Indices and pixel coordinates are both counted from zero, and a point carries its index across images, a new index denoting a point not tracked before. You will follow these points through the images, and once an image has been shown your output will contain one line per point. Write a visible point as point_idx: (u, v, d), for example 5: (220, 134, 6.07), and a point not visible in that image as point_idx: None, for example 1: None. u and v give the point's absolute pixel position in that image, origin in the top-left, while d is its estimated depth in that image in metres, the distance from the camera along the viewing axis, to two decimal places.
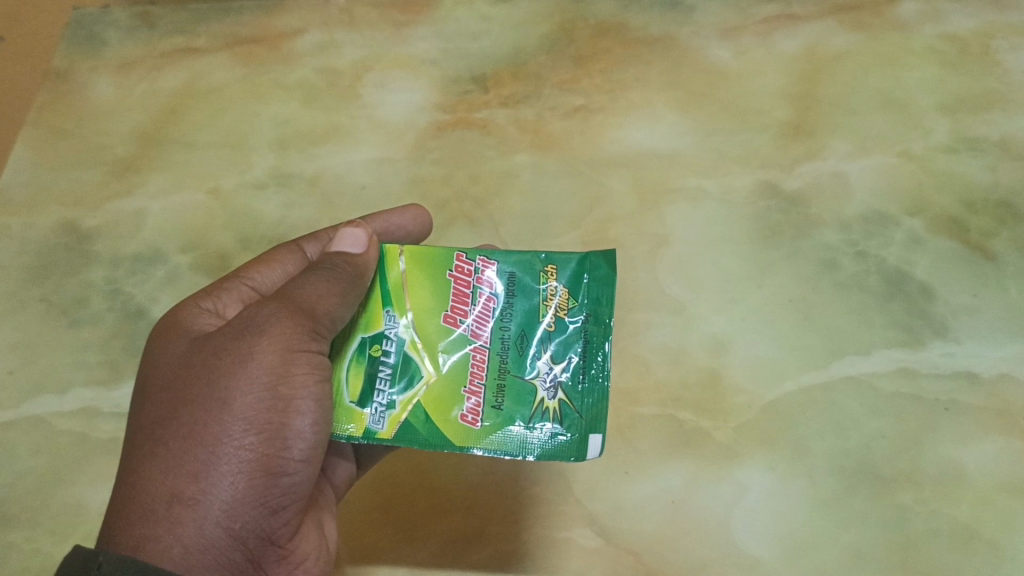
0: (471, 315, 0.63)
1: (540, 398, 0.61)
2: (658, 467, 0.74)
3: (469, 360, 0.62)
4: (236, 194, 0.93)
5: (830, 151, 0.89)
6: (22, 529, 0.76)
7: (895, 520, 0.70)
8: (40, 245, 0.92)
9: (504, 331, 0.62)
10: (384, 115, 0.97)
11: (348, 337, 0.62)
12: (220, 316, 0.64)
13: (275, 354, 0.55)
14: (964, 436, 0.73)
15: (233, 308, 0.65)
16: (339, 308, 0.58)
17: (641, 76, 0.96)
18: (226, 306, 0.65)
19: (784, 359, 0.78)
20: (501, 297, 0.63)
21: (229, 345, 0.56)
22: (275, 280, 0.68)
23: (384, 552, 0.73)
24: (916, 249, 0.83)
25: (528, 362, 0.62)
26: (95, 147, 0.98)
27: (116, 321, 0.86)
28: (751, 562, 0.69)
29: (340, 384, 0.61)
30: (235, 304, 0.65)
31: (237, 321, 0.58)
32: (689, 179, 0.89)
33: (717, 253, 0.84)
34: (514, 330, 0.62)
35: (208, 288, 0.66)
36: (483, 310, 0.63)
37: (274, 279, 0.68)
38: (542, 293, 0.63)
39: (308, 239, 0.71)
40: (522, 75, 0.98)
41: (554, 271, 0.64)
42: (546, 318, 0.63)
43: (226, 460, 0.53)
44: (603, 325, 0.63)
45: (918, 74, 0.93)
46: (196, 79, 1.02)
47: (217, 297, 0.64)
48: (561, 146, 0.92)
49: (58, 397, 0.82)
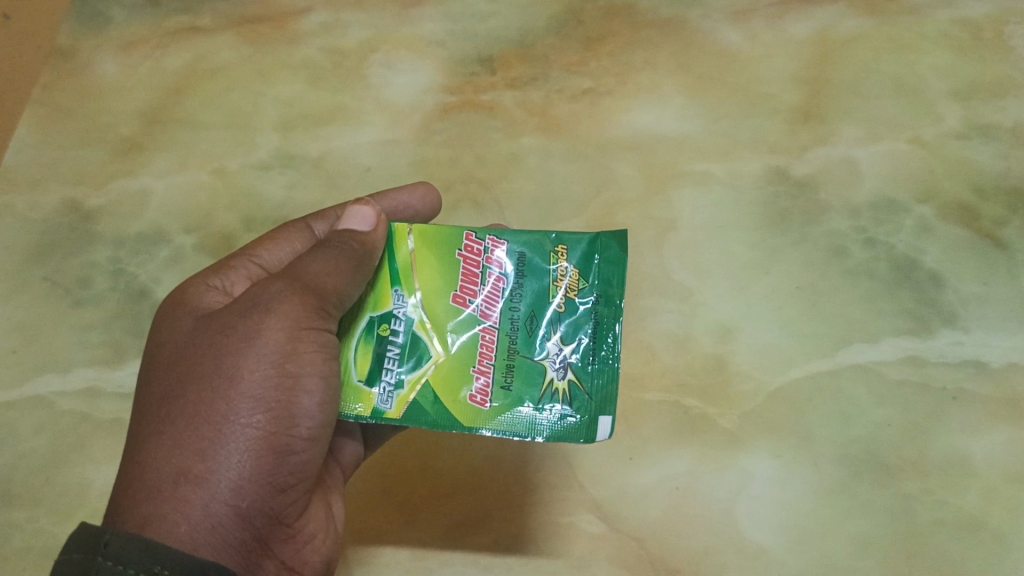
0: (479, 295, 0.62)
1: (549, 378, 0.60)
2: (662, 453, 0.73)
3: (478, 340, 0.61)
4: (240, 174, 0.93)
5: (840, 137, 0.88)
6: (24, 509, 0.76)
7: (900, 509, 0.70)
8: (43, 223, 0.92)
9: (514, 311, 0.62)
10: (391, 96, 0.96)
11: (356, 317, 0.61)
12: (226, 294, 0.63)
13: (282, 332, 0.55)
14: (973, 426, 0.72)
15: (239, 286, 0.65)
16: (347, 287, 0.58)
17: (650, 59, 0.95)
18: (233, 284, 0.64)
19: (792, 346, 0.77)
20: (511, 277, 0.63)
21: (236, 322, 0.56)
22: (281, 258, 0.67)
23: (388, 536, 0.73)
24: (926, 236, 0.82)
25: (537, 342, 0.61)
26: (99, 127, 0.98)
27: (119, 302, 0.86)
28: (754, 550, 0.69)
29: (347, 362, 0.60)
30: (241, 282, 0.65)
31: (244, 298, 0.57)
32: (697, 164, 0.88)
33: (725, 238, 0.83)
34: (523, 310, 0.62)
35: (214, 265, 0.66)
36: (494, 288, 0.62)
37: (280, 257, 0.67)
38: (553, 274, 0.63)
39: (315, 218, 0.70)
40: (529, 57, 0.97)
41: (564, 251, 0.63)
42: (556, 298, 0.62)
43: (234, 438, 0.53)
44: (613, 306, 0.62)
45: (930, 59, 0.92)
46: (201, 58, 1.01)
47: (223, 275, 0.64)
48: (569, 129, 0.92)
49: (60, 377, 0.82)
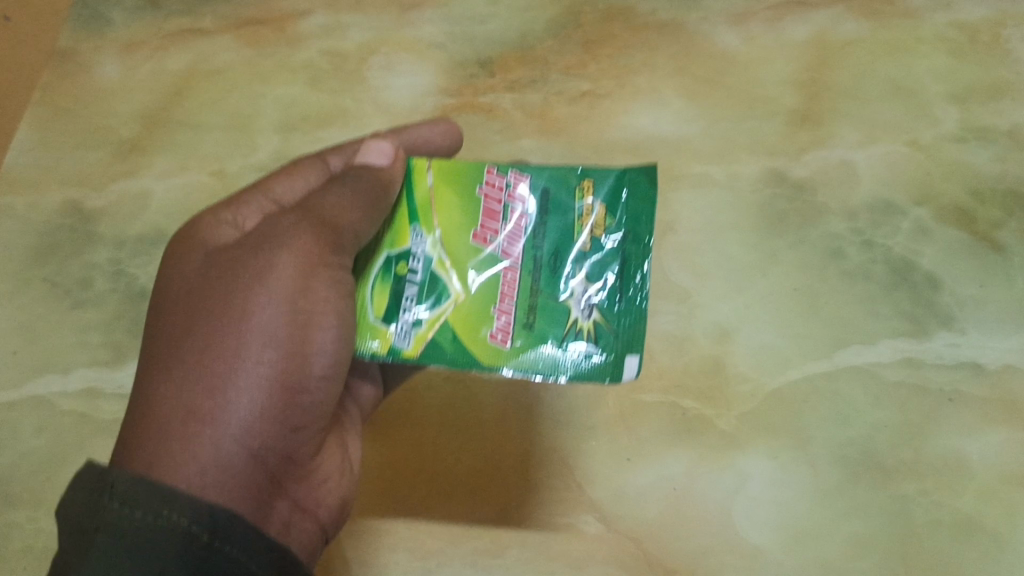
0: (501, 229, 0.62)
1: (573, 316, 0.61)
2: (659, 453, 0.74)
3: (499, 276, 0.62)
4: (241, 176, 0.93)
5: (839, 139, 0.88)
6: (25, 508, 0.76)
7: (896, 510, 0.70)
8: (44, 224, 0.92)
9: (537, 249, 0.63)
10: (390, 98, 0.96)
11: (375, 254, 0.62)
12: (238, 227, 0.62)
13: (297, 267, 0.56)
14: (969, 427, 0.73)
15: (252, 217, 0.63)
16: (363, 223, 0.58)
17: (648, 61, 0.95)
18: (245, 218, 0.63)
19: (789, 346, 0.78)
20: (536, 212, 0.63)
21: (249, 256, 0.57)
22: (297, 189, 0.67)
23: (387, 536, 0.73)
24: (923, 238, 0.82)
25: (560, 281, 0.62)
26: (100, 128, 0.98)
27: (119, 303, 0.86)
28: (750, 550, 0.69)
29: (364, 300, 0.61)
30: (254, 214, 0.64)
31: (256, 233, 0.58)
32: (695, 166, 0.88)
33: (723, 240, 0.84)
34: (548, 245, 0.63)
35: (229, 198, 0.65)
36: (518, 225, 0.63)
37: (294, 190, 0.66)
38: (579, 209, 0.63)
39: (333, 152, 0.70)
40: (528, 59, 0.97)
41: (590, 185, 0.63)
42: (582, 233, 0.63)
43: (245, 376, 0.54)
44: (637, 243, 0.63)
45: (929, 62, 0.92)
46: (202, 60, 1.01)
47: (235, 209, 0.63)
48: (568, 132, 0.92)
49: (61, 377, 0.82)
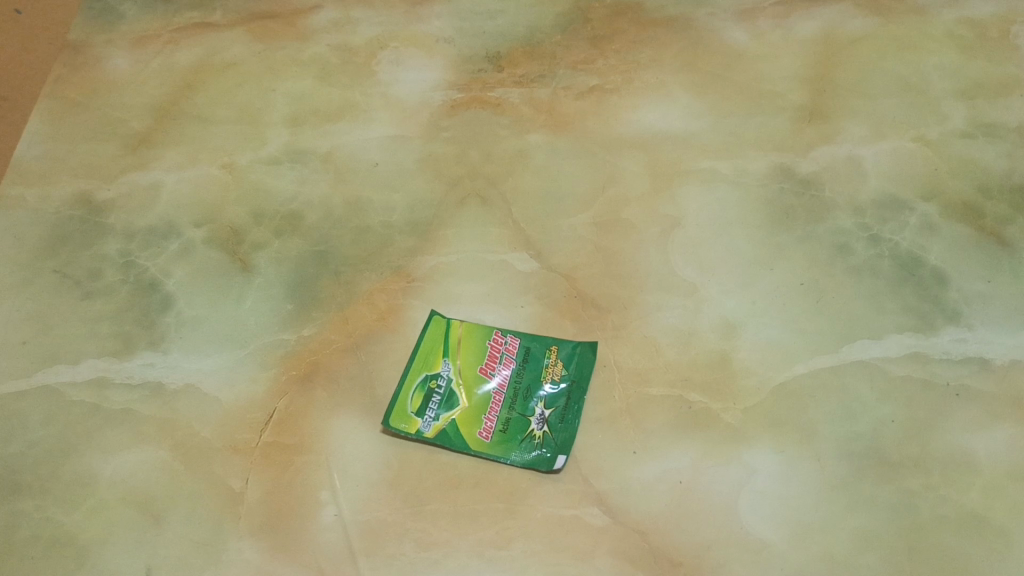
0: (500, 370, 0.77)
1: (531, 429, 0.75)
2: (665, 448, 0.74)
3: (490, 397, 0.76)
4: (249, 169, 0.93)
5: (845, 135, 0.89)
6: (32, 497, 0.75)
7: (903, 505, 0.70)
8: (53, 215, 0.92)
9: (518, 385, 0.77)
10: (399, 92, 0.97)
11: (410, 380, 0.77)
12: None
13: None
14: (975, 423, 0.73)
15: None
16: None
17: (656, 58, 0.96)
18: None
19: (795, 342, 0.78)
20: (516, 363, 0.78)
21: None
22: None
23: (393, 527, 0.72)
24: (931, 234, 0.83)
25: (530, 402, 0.76)
26: (110, 121, 0.98)
27: (129, 294, 0.86)
28: (757, 544, 0.69)
29: (404, 400, 0.76)
30: None
31: None
32: (702, 162, 0.89)
33: (730, 235, 0.84)
34: (523, 386, 0.77)
35: None
36: (506, 374, 0.77)
37: None
38: (545, 364, 0.77)
39: None
40: (537, 55, 0.98)
41: (555, 350, 0.78)
42: (546, 383, 0.77)
43: None
44: (587, 391, 0.76)
45: (936, 59, 0.94)
46: (212, 54, 1.02)
47: None
48: (577, 127, 0.92)
49: (70, 368, 0.82)
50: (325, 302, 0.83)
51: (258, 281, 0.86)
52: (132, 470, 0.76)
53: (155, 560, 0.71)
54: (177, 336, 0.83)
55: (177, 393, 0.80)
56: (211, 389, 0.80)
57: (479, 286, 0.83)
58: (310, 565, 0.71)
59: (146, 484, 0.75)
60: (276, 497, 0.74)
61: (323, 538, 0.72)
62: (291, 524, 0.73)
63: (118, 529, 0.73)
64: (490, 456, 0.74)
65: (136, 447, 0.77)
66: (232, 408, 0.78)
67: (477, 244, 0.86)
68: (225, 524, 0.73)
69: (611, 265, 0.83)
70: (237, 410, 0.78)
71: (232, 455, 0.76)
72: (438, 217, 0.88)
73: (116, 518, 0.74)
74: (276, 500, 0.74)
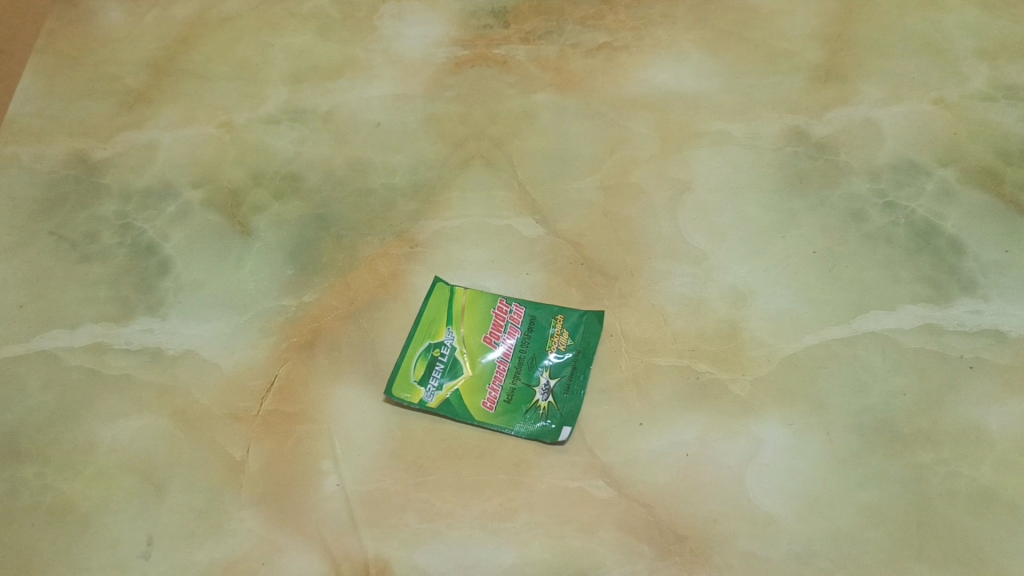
0: (505, 339, 0.76)
1: (536, 400, 0.73)
2: (672, 419, 0.72)
3: (494, 366, 0.75)
4: (248, 128, 0.91)
5: (861, 97, 0.87)
6: (32, 465, 0.74)
7: (914, 480, 0.69)
8: (48, 175, 0.89)
9: (522, 354, 0.75)
10: (402, 48, 0.94)
11: (414, 349, 0.76)
12: None
13: None
14: (989, 396, 0.71)
15: None
16: None
17: (668, 14, 0.93)
18: None
19: (806, 312, 0.76)
20: (521, 332, 0.76)
21: None
22: None
23: (395, 498, 0.71)
24: (948, 201, 0.80)
25: (535, 371, 0.75)
26: (105, 77, 0.95)
27: (127, 258, 0.84)
28: (764, 518, 0.68)
29: (407, 368, 0.75)
30: None
31: None
32: (714, 124, 0.86)
33: (742, 201, 0.82)
34: (528, 355, 0.75)
35: None
36: (511, 343, 0.76)
37: None
38: (551, 334, 0.76)
39: None
40: (544, 11, 0.95)
41: (561, 319, 0.76)
42: (551, 352, 0.75)
43: None
44: (593, 361, 0.75)
45: (957, 17, 0.91)
46: (209, 8, 0.99)
47: None
48: (584, 86, 0.90)
49: (67, 333, 0.80)
50: (327, 267, 0.82)
51: (258, 245, 0.84)
52: (132, 438, 0.75)
53: (156, 528, 0.71)
54: (175, 301, 0.82)
55: (177, 359, 0.79)
56: (211, 356, 0.78)
57: (483, 252, 0.81)
58: (311, 536, 0.70)
59: (146, 453, 0.74)
60: (276, 467, 0.73)
61: (324, 508, 0.71)
62: (291, 495, 0.72)
63: (119, 497, 0.72)
64: (493, 426, 0.73)
65: (136, 414, 0.76)
66: (232, 376, 0.77)
67: (482, 208, 0.83)
68: (226, 494, 0.72)
69: (619, 231, 0.81)
70: (238, 378, 0.77)
71: (233, 423, 0.75)
72: (441, 179, 0.86)
73: (116, 487, 0.73)
74: (277, 470, 0.73)
